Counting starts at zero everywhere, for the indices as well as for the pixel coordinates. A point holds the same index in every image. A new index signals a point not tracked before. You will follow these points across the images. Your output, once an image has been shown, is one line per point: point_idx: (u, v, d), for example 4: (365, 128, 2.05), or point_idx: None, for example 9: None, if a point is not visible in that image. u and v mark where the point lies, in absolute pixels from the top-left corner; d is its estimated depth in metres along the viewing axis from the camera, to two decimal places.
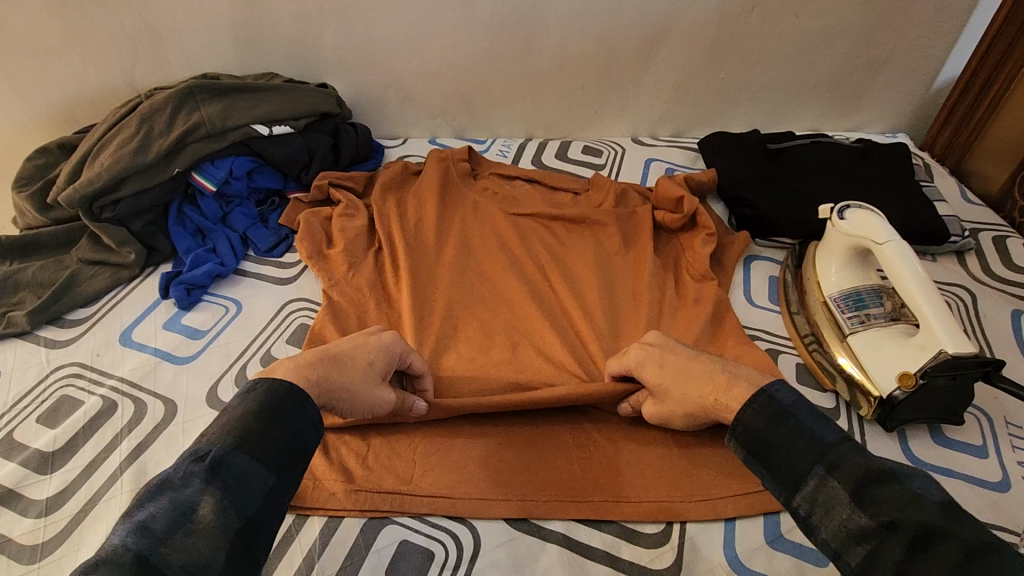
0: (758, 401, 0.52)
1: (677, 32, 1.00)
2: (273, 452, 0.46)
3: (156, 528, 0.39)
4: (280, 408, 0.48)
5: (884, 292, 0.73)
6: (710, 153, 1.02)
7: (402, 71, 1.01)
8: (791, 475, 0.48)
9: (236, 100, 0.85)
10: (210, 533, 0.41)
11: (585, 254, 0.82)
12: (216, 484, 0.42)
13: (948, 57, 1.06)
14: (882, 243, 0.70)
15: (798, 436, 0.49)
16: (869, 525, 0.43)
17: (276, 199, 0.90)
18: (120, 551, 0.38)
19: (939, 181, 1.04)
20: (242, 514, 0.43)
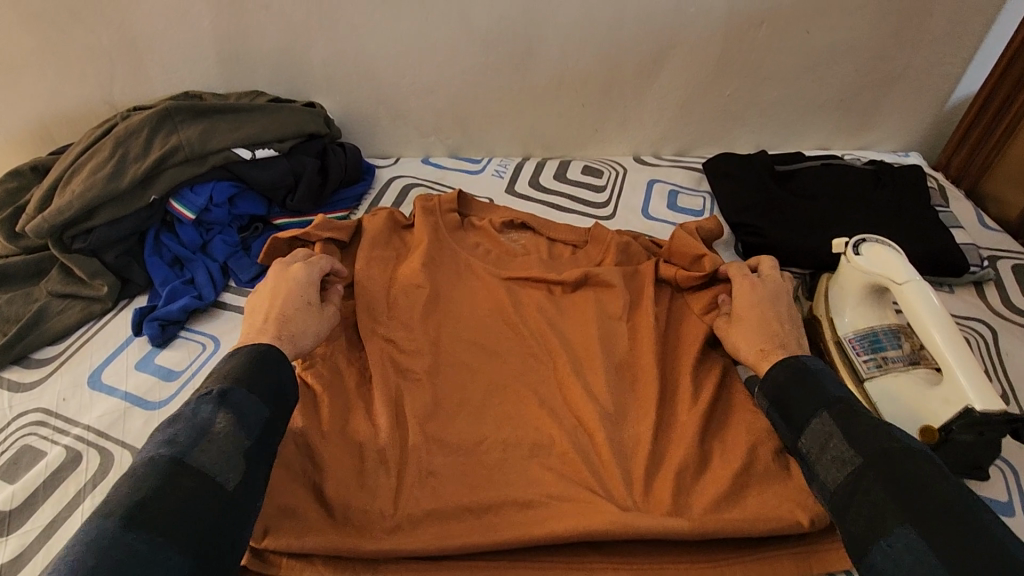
0: (786, 363, 0.62)
1: (683, 48, 0.96)
2: (264, 390, 0.56)
3: (181, 441, 0.49)
4: (265, 361, 0.58)
5: (902, 332, 0.68)
6: (716, 175, 0.98)
7: (394, 88, 0.97)
8: (798, 420, 0.58)
9: (218, 121, 0.81)
10: (227, 443, 0.51)
11: (586, 320, 0.77)
12: (225, 410, 0.52)
13: (965, 74, 1.02)
14: (903, 282, 0.65)
15: (812, 391, 0.58)
16: (854, 455, 0.52)
17: (260, 225, 0.86)
18: (158, 458, 0.48)
19: (955, 205, 1.00)
20: (251, 431, 0.53)
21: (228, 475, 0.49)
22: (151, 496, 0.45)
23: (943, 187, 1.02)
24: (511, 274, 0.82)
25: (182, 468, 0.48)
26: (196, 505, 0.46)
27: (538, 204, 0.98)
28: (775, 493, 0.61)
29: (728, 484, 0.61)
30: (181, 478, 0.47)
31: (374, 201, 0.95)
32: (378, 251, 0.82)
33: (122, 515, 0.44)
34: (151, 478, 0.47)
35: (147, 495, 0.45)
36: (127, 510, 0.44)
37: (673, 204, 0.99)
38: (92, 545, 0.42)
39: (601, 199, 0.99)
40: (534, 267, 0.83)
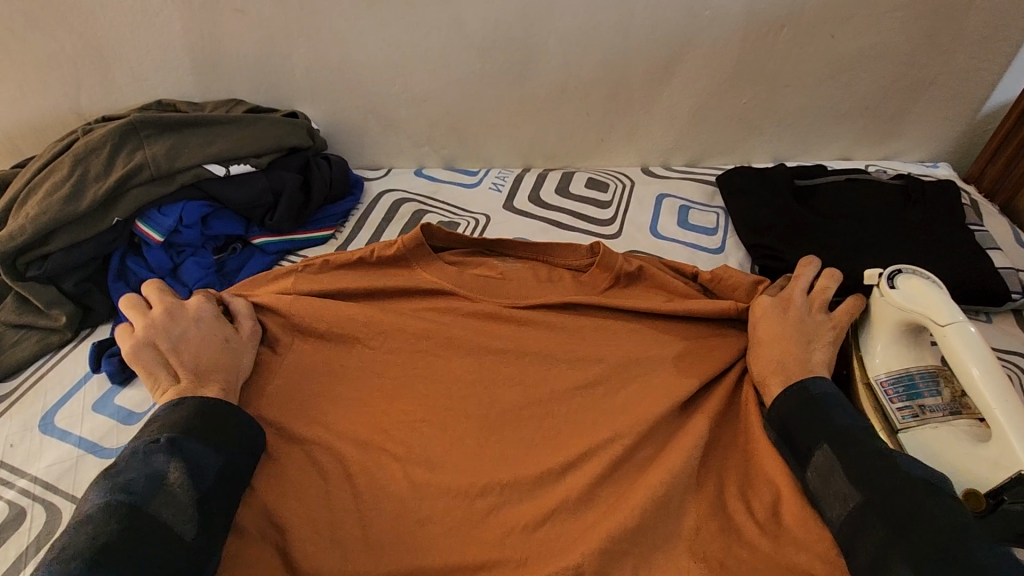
0: (792, 390, 0.60)
1: (695, 54, 0.88)
2: (216, 433, 0.56)
3: (136, 488, 0.50)
4: (213, 412, 0.58)
5: (941, 377, 0.61)
6: (731, 191, 0.91)
7: (382, 95, 0.90)
8: (802, 452, 0.56)
9: (188, 137, 0.75)
10: (183, 491, 0.51)
11: (590, 356, 0.69)
12: (177, 458, 0.53)
13: (1003, 79, 0.93)
14: (944, 324, 0.58)
15: (816, 419, 0.57)
16: (855, 492, 0.51)
17: (238, 245, 0.80)
18: (113, 506, 0.49)
19: (990, 223, 0.91)
20: (208, 478, 0.53)
21: (186, 522, 0.50)
22: (109, 542, 0.46)
23: (976, 203, 0.94)
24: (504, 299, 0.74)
25: (138, 517, 0.49)
26: (152, 551, 0.47)
27: (537, 220, 0.91)
28: (795, 543, 0.54)
29: (742, 547, 0.55)
30: (139, 525, 0.48)
31: (361, 219, 0.88)
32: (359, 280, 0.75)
33: (84, 559, 0.45)
34: (108, 525, 0.48)
35: (105, 541, 0.46)
36: (88, 554, 0.45)
37: (684, 220, 0.91)
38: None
39: (605, 215, 0.92)
40: (531, 294, 0.76)
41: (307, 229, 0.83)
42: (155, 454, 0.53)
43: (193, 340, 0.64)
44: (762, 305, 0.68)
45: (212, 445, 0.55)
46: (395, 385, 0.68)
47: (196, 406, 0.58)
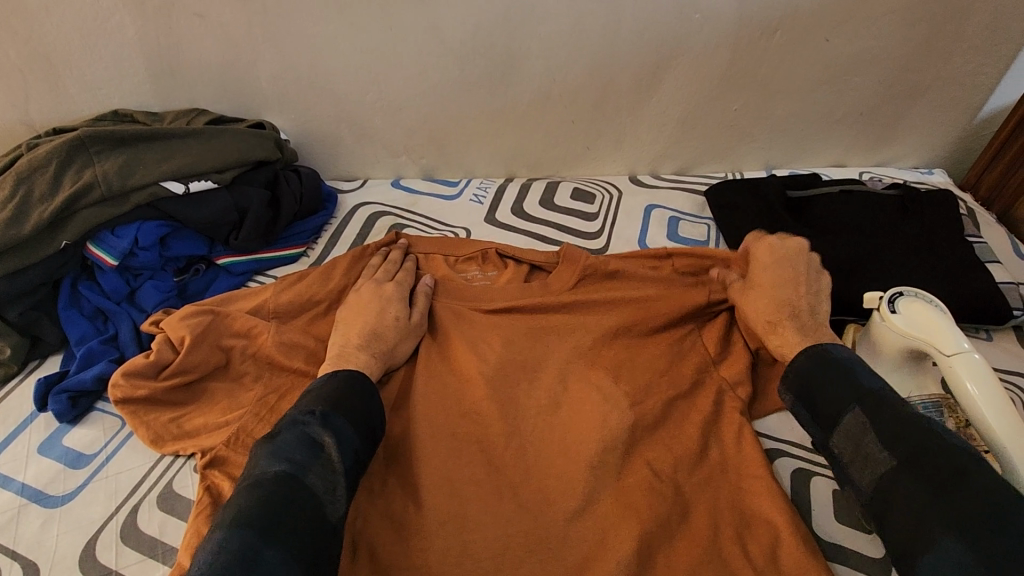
0: (813, 351, 0.58)
1: (684, 59, 0.85)
2: (358, 411, 0.55)
3: (297, 458, 0.49)
4: (350, 392, 0.57)
5: (946, 407, 0.60)
6: (721, 203, 0.87)
7: (356, 104, 0.86)
8: (829, 414, 0.54)
9: (144, 152, 0.70)
10: (335, 465, 0.50)
11: (553, 372, 0.67)
12: (330, 429, 0.52)
13: (1001, 83, 0.90)
14: (949, 354, 0.56)
15: (842, 378, 0.55)
16: (891, 458, 0.49)
17: (201, 265, 0.75)
18: (276, 474, 0.48)
19: (987, 233, 0.89)
20: (352, 455, 0.52)
21: (336, 500, 0.49)
22: (273, 514, 0.45)
23: (973, 212, 0.91)
24: (474, 303, 0.75)
25: (297, 486, 0.47)
26: (305, 525, 0.45)
27: (520, 234, 0.87)
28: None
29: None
30: (299, 497, 0.47)
31: (334, 235, 0.84)
32: (319, 303, 0.71)
33: (254, 530, 0.44)
34: (271, 497, 0.46)
35: (263, 513, 0.45)
36: (253, 525, 0.44)
37: (674, 233, 0.88)
38: (229, 558, 0.42)
39: (592, 228, 0.88)
40: (498, 297, 0.75)
41: (276, 247, 0.78)
42: (309, 424, 0.52)
43: (196, 366, 0.63)
44: (765, 246, 0.72)
45: (353, 423, 0.54)
46: None
47: (343, 380, 0.58)
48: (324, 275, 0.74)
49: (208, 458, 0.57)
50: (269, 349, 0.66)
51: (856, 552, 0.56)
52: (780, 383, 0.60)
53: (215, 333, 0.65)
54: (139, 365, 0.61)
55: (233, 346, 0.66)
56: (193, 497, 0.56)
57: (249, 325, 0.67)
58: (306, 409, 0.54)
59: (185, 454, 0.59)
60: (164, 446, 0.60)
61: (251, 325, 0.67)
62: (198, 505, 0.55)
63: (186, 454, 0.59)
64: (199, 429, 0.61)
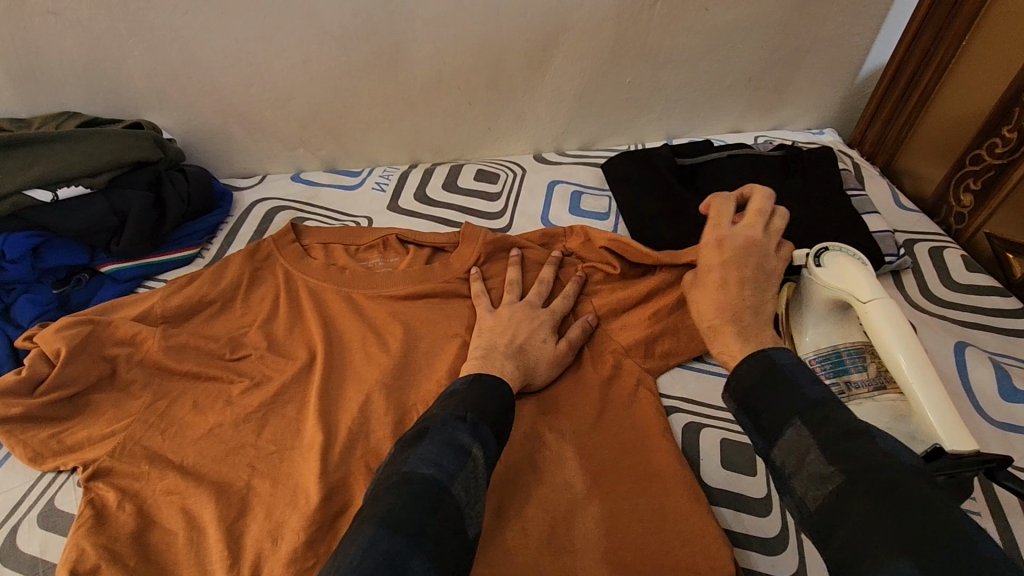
0: (756, 359, 0.52)
1: (572, 34, 0.85)
2: (500, 422, 0.53)
3: (446, 464, 0.46)
4: (496, 403, 0.54)
5: (868, 353, 0.62)
6: (619, 175, 0.89)
7: (242, 99, 0.84)
8: (771, 429, 0.48)
9: (3, 160, 0.67)
10: (479, 478, 0.48)
11: (451, 351, 0.68)
12: (478, 440, 0.50)
13: (874, 43, 0.94)
14: (866, 301, 0.59)
15: (784, 392, 0.49)
16: (835, 474, 0.42)
17: (84, 275, 0.73)
18: (426, 478, 0.45)
19: (870, 186, 0.94)
20: (491, 469, 0.50)
21: (474, 515, 0.46)
22: (416, 519, 0.42)
23: (857, 167, 0.97)
24: (372, 290, 0.73)
25: (448, 497, 0.45)
26: (448, 540, 0.43)
27: (424, 219, 0.87)
28: (681, 536, 0.54)
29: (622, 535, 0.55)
30: (447, 508, 0.44)
31: (230, 234, 0.82)
32: (211, 305, 0.70)
33: (407, 536, 0.41)
34: (416, 500, 0.43)
35: (407, 516, 0.42)
36: (400, 529, 0.41)
37: (576, 206, 0.89)
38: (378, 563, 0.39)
39: (495, 208, 0.89)
40: (400, 283, 0.73)
41: (165, 250, 0.76)
42: (460, 430, 0.49)
43: (74, 378, 0.61)
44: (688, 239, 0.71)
45: (497, 437, 0.52)
46: (261, 414, 0.62)
47: (492, 387, 0.56)
48: (215, 277, 0.72)
49: (89, 471, 0.56)
50: (154, 355, 0.64)
51: (742, 494, 0.59)
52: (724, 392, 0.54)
53: (94, 342, 0.63)
54: (11, 382, 0.59)
55: (115, 354, 0.64)
56: (74, 511, 0.55)
57: (132, 332, 0.65)
58: (454, 410, 0.52)
59: (67, 469, 0.58)
60: (43, 463, 0.58)
61: (135, 331, 0.65)
62: (78, 520, 0.53)
63: (68, 469, 0.58)
64: (82, 442, 0.59)
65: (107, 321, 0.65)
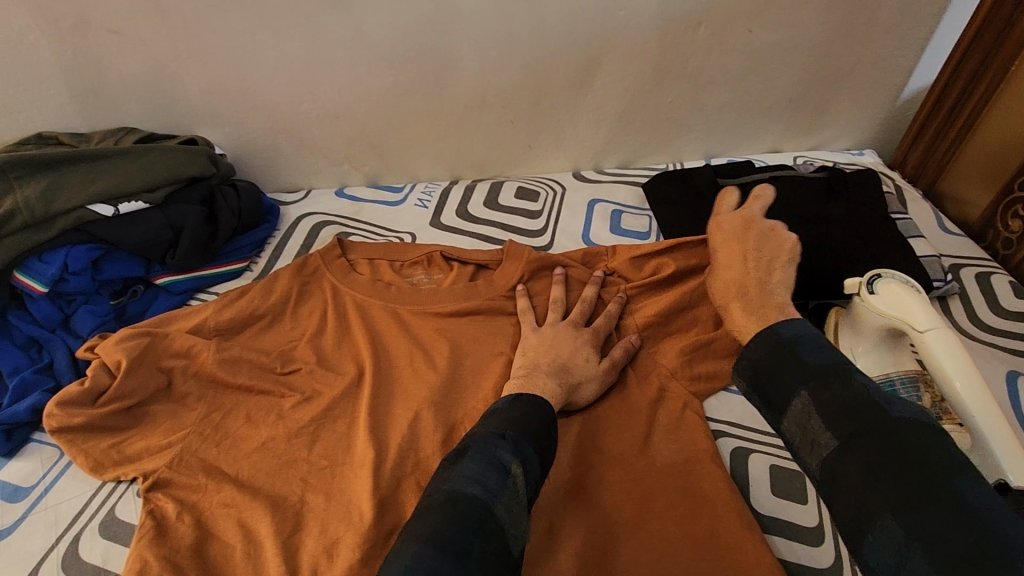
0: (762, 334, 0.54)
1: (616, 55, 0.86)
2: (542, 440, 0.53)
3: (490, 482, 0.46)
4: (537, 422, 0.54)
5: (921, 382, 0.61)
6: (660, 195, 0.89)
7: (292, 117, 0.86)
8: (778, 402, 0.51)
9: (68, 174, 0.69)
10: (520, 496, 0.48)
11: (499, 369, 0.69)
12: (519, 458, 0.49)
13: (918, 66, 0.94)
14: (923, 331, 0.59)
15: (787, 366, 0.50)
16: (833, 441, 0.45)
17: (139, 287, 0.75)
18: (469, 497, 0.45)
19: (913, 209, 0.93)
20: (534, 487, 0.50)
21: (517, 533, 0.46)
22: (462, 537, 0.42)
23: (899, 190, 0.96)
24: (418, 307, 0.73)
25: (491, 518, 0.44)
26: (491, 558, 0.43)
27: (465, 236, 0.88)
28: (735, 565, 0.53)
29: (675, 560, 0.55)
30: (490, 528, 0.44)
31: (277, 248, 0.84)
32: (261, 319, 0.71)
33: (453, 556, 0.41)
34: (461, 519, 0.44)
35: (451, 536, 0.42)
36: (447, 548, 0.41)
37: (616, 225, 0.90)
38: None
39: (536, 225, 0.90)
40: (445, 301, 0.74)
41: (216, 263, 0.78)
42: (501, 448, 0.49)
43: (133, 389, 0.63)
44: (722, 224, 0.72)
45: (540, 455, 0.52)
46: (312, 429, 0.63)
47: (532, 405, 0.56)
48: (265, 293, 0.73)
49: (149, 482, 0.57)
50: (208, 369, 0.65)
51: (794, 523, 0.58)
52: (733, 371, 0.56)
53: (152, 354, 0.65)
54: (74, 393, 0.61)
55: (170, 366, 0.65)
56: (134, 522, 0.56)
57: (187, 344, 0.66)
58: (495, 428, 0.52)
59: (127, 479, 0.59)
60: (102, 473, 0.59)
61: (190, 343, 0.66)
62: (138, 532, 0.54)
63: (128, 480, 0.59)
64: (140, 453, 0.60)
65: (162, 334, 0.66)
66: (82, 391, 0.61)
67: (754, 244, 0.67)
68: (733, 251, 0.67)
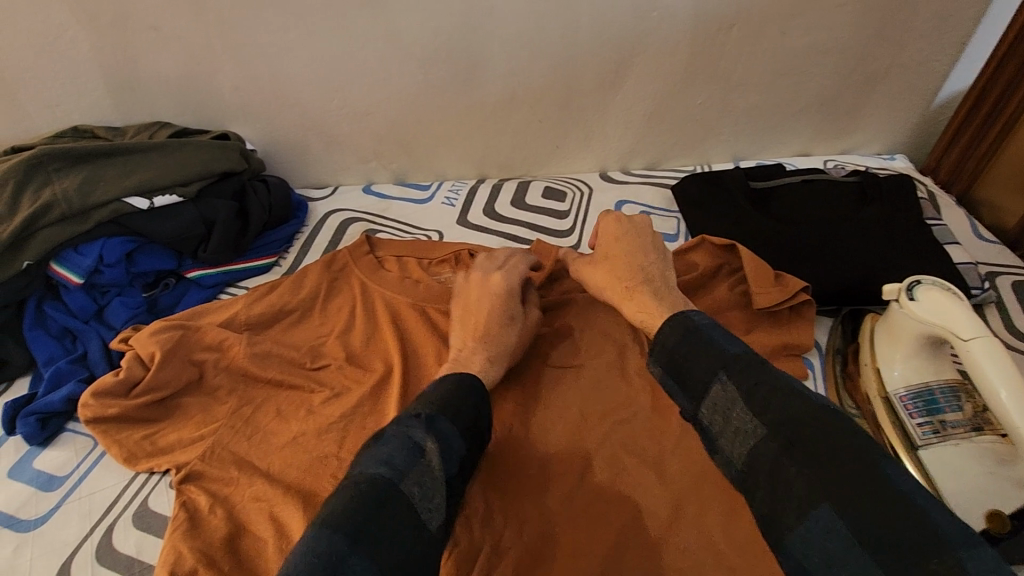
0: (676, 322, 0.56)
1: (648, 56, 0.86)
2: (466, 418, 0.52)
3: (399, 461, 0.46)
4: (461, 401, 0.53)
5: (962, 392, 0.61)
6: (689, 197, 0.88)
7: (322, 114, 0.86)
8: (697, 390, 0.51)
9: (104, 167, 0.70)
10: (435, 472, 0.47)
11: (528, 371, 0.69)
12: (432, 434, 0.49)
13: (953, 70, 0.92)
14: (967, 339, 0.57)
15: (704, 353, 0.52)
16: (758, 426, 0.46)
17: (171, 280, 0.75)
18: (374, 477, 0.44)
19: (947, 215, 0.92)
20: (455, 464, 0.49)
21: (434, 508, 0.46)
22: (365, 518, 0.42)
23: (932, 195, 0.94)
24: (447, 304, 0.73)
25: (395, 495, 0.44)
26: (396, 533, 0.42)
27: (492, 235, 0.87)
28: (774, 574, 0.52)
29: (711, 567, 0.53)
30: (398, 506, 0.43)
31: (305, 244, 0.84)
32: (289, 315, 0.71)
33: (349, 536, 0.41)
34: (368, 499, 0.43)
35: (355, 517, 0.42)
36: (344, 529, 0.41)
37: None
38: (319, 561, 0.39)
39: (563, 226, 0.89)
40: None
41: (246, 258, 0.78)
42: (414, 427, 0.49)
43: (166, 381, 0.63)
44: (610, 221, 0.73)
45: (462, 433, 0.51)
46: (342, 426, 0.63)
47: (454, 384, 0.55)
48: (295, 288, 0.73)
49: (182, 474, 0.58)
50: (239, 363, 0.66)
51: None
52: (649, 358, 0.56)
53: (184, 346, 0.65)
54: (109, 384, 0.61)
55: (202, 359, 0.65)
56: (167, 513, 0.56)
57: (219, 338, 0.66)
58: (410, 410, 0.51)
59: (159, 471, 0.59)
60: (135, 464, 0.59)
61: (222, 337, 0.66)
62: (171, 524, 0.54)
63: (161, 471, 0.59)
64: (172, 445, 0.61)
65: (194, 326, 0.66)
66: (116, 382, 0.62)
67: (648, 240, 0.70)
68: (628, 247, 0.69)
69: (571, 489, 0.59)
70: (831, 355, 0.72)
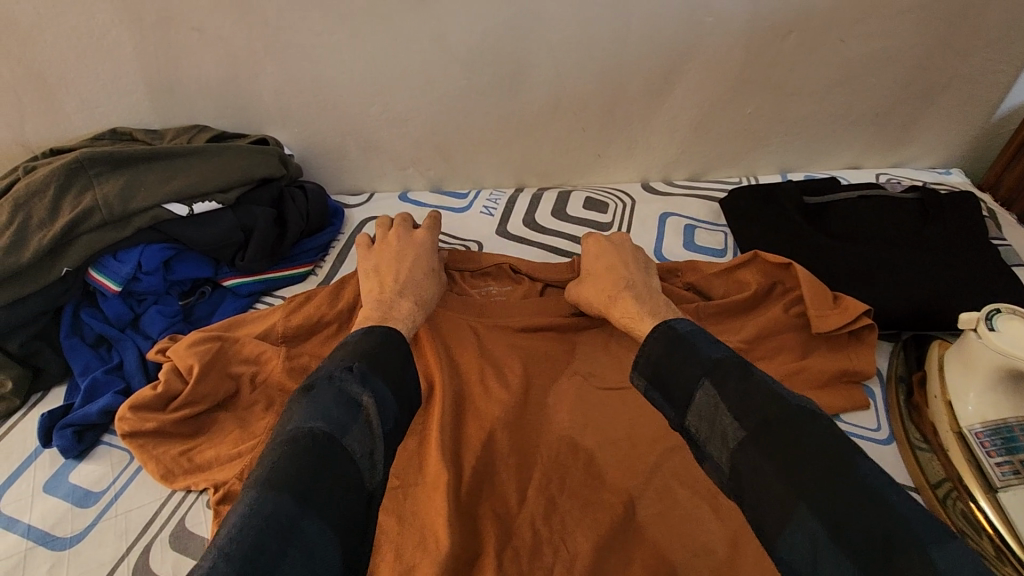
0: (658, 331, 0.53)
1: (698, 63, 0.82)
2: (398, 373, 0.51)
3: (336, 416, 0.44)
4: (390, 355, 0.52)
5: None
6: (738, 211, 0.84)
7: (361, 119, 0.84)
8: (683, 395, 0.49)
9: (144, 172, 0.68)
10: (373, 428, 0.46)
11: (575, 393, 0.66)
12: (370, 391, 0.47)
13: (1020, 82, 0.88)
14: None
15: (688, 359, 0.50)
16: (739, 432, 0.44)
17: (207, 288, 0.74)
18: (311, 434, 0.43)
19: (1010, 234, 0.87)
20: (392, 420, 0.48)
21: (376, 465, 0.44)
22: (310, 476, 0.40)
23: (994, 213, 0.90)
24: (491, 320, 0.72)
25: (337, 451, 0.42)
26: (333, 483, 0.41)
27: (533, 247, 0.85)
28: None
29: None
30: (338, 461, 0.42)
31: (341, 253, 0.81)
32: (325, 329, 0.68)
33: (293, 494, 0.39)
34: (312, 460, 0.41)
35: (295, 472, 0.40)
36: (290, 487, 0.39)
37: (690, 241, 0.86)
38: (265, 520, 0.37)
39: None
40: (518, 314, 0.72)
41: (282, 266, 0.76)
42: (347, 381, 0.47)
43: (202, 395, 0.61)
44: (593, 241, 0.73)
45: (396, 387, 0.50)
46: None
47: (380, 336, 0.53)
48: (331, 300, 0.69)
49: (221, 494, 0.55)
50: (276, 377, 0.64)
51: None
52: (632, 370, 0.54)
53: (221, 359, 0.63)
54: (146, 398, 0.59)
55: (238, 372, 0.63)
56: (206, 535, 0.55)
57: (256, 351, 0.64)
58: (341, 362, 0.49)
59: (197, 490, 0.57)
60: (173, 481, 0.58)
61: (260, 350, 0.64)
62: None
63: (198, 490, 0.57)
64: (210, 462, 0.59)
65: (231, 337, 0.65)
66: (155, 395, 0.60)
67: (630, 252, 0.70)
68: (609, 262, 0.69)
69: (623, 521, 0.56)
70: (898, 384, 0.68)
